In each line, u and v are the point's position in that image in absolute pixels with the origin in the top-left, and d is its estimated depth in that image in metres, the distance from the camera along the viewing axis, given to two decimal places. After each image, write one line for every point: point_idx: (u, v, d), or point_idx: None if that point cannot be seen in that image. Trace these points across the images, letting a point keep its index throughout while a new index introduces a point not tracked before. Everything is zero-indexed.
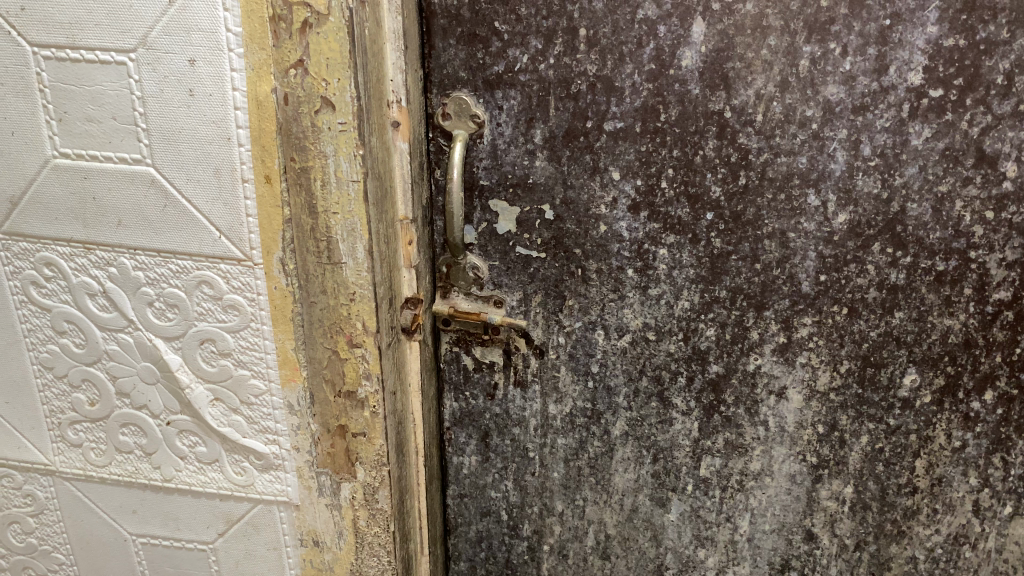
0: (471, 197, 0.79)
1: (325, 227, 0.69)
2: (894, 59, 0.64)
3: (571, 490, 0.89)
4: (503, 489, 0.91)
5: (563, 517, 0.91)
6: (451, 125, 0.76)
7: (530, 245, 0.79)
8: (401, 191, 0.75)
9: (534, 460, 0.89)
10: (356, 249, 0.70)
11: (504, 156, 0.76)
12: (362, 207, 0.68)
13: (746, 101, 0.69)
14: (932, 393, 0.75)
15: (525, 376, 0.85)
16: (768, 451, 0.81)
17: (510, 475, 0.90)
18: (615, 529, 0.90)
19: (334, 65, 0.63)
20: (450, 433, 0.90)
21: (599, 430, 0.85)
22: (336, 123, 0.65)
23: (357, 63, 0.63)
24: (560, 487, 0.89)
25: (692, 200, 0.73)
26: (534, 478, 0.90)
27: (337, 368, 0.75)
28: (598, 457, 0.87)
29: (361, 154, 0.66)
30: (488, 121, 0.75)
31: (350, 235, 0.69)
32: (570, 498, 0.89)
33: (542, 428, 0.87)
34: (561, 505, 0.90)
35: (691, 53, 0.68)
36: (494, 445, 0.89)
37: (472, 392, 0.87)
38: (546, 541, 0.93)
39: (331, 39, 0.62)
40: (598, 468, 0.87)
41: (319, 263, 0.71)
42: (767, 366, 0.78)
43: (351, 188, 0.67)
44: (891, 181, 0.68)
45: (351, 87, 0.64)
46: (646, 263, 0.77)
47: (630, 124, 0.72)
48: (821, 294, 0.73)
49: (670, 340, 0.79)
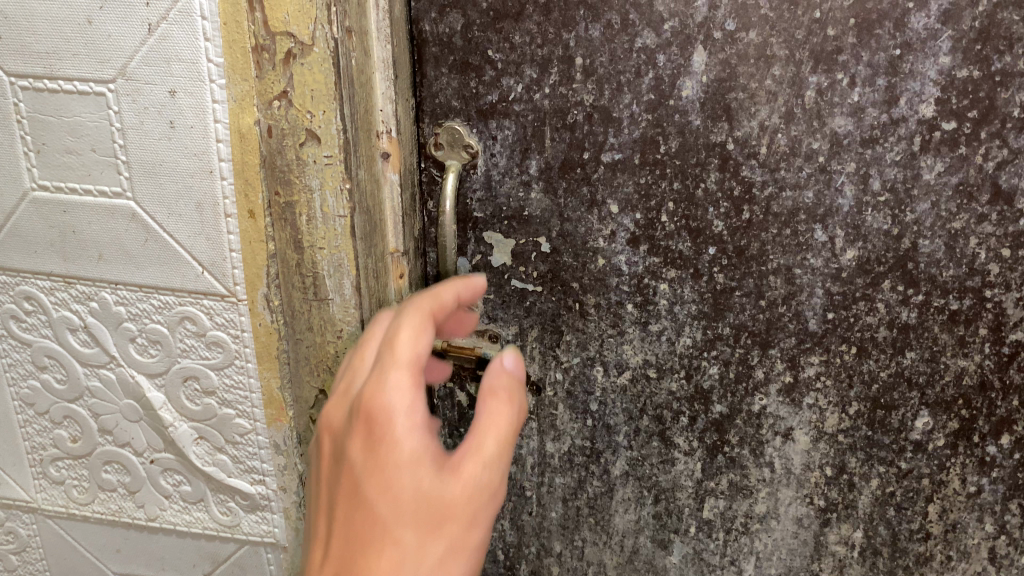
0: (465, 228, 0.76)
1: (311, 263, 0.66)
2: (904, 91, 0.61)
3: (570, 531, 0.86)
4: (499, 528, 0.88)
5: (561, 558, 0.88)
6: (443, 155, 0.73)
7: (525, 278, 0.76)
8: (391, 224, 0.73)
9: (531, 499, 0.86)
10: (343, 286, 0.67)
11: (498, 188, 0.73)
12: (349, 242, 0.65)
13: (750, 132, 0.66)
14: (946, 436, 0.71)
15: None
16: (774, 493, 0.78)
17: (507, 514, 0.87)
18: (615, 570, 0.87)
19: (319, 97, 0.60)
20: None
21: (598, 469, 0.82)
22: (321, 156, 0.62)
23: (343, 94, 0.61)
24: (558, 527, 0.87)
25: (693, 234, 0.70)
26: (532, 518, 0.87)
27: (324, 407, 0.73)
28: (597, 497, 0.84)
29: (347, 188, 0.63)
30: (482, 152, 0.72)
31: (337, 271, 0.66)
32: (568, 539, 0.87)
33: (539, 467, 0.84)
34: (559, 546, 0.87)
35: (692, 83, 0.65)
36: None
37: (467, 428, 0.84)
38: None
39: (315, 70, 0.60)
40: (598, 509, 0.84)
41: (305, 300, 0.68)
42: (772, 407, 0.75)
43: (338, 224, 0.65)
44: (901, 217, 0.65)
45: (337, 120, 0.61)
46: (646, 298, 0.74)
47: (628, 156, 0.69)
48: (829, 333, 0.70)
49: (671, 378, 0.76)
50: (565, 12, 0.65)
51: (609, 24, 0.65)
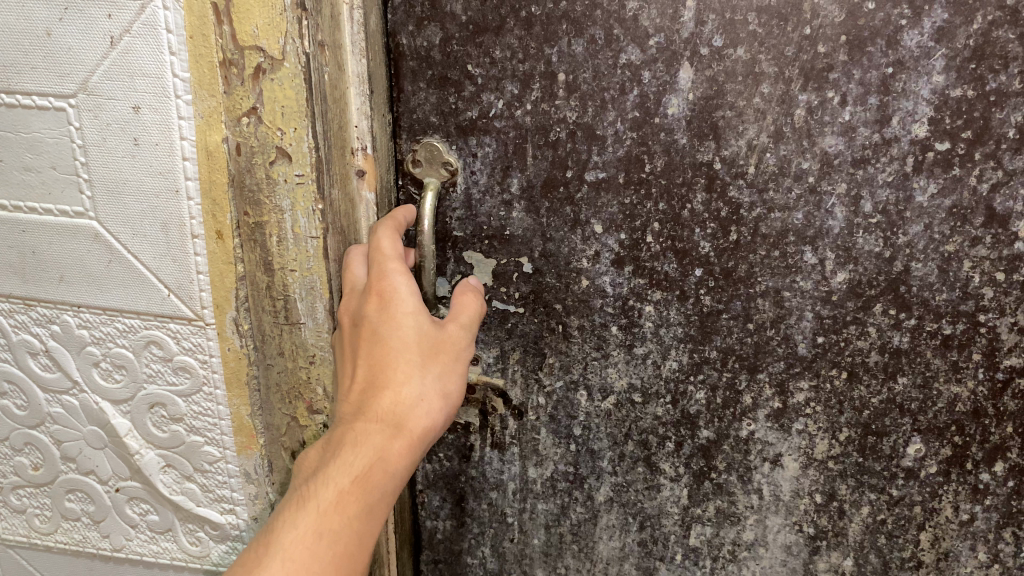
0: (444, 248, 0.73)
1: (282, 285, 0.64)
2: (897, 110, 0.60)
3: (553, 558, 0.84)
4: (479, 555, 0.86)
5: None
6: (421, 172, 0.70)
7: (506, 299, 0.73)
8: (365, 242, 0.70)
9: (512, 525, 0.83)
10: (316, 308, 0.65)
11: (479, 207, 0.71)
12: (322, 264, 0.63)
13: (737, 151, 0.64)
14: (938, 463, 0.69)
15: (503, 438, 0.80)
16: (762, 520, 0.76)
17: (488, 541, 0.85)
18: None
19: (290, 114, 0.58)
20: (423, 496, 0.84)
21: (582, 495, 0.80)
22: (293, 174, 0.60)
23: (316, 111, 0.58)
24: (540, 554, 0.84)
25: (679, 255, 0.68)
26: (513, 545, 0.84)
27: (296, 435, 0.71)
28: (580, 524, 0.81)
29: (320, 209, 0.61)
30: (461, 169, 0.70)
31: (309, 293, 0.65)
32: (551, 566, 0.84)
33: (521, 493, 0.82)
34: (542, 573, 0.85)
35: (678, 101, 0.63)
36: (470, 509, 0.84)
37: (447, 453, 0.82)
38: None
39: (287, 86, 0.57)
40: (581, 536, 0.82)
41: (276, 323, 0.66)
42: (761, 432, 0.72)
43: (310, 245, 0.63)
44: (893, 240, 0.63)
45: (310, 138, 0.59)
46: (631, 321, 0.72)
47: (612, 174, 0.67)
48: (819, 357, 0.68)
49: (657, 403, 0.74)
50: (547, 26, 0.63)
51: (593, 39, 0.63)
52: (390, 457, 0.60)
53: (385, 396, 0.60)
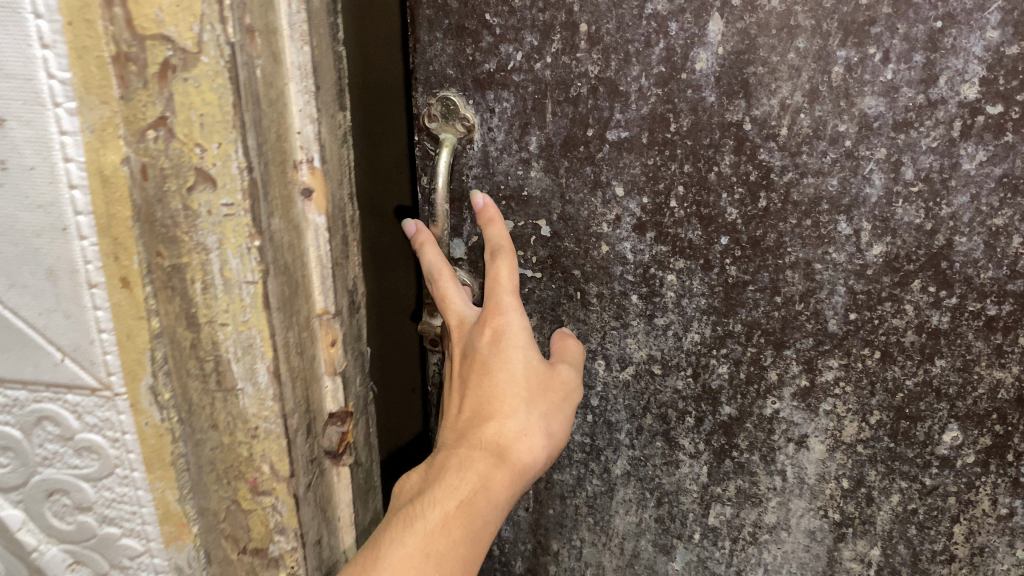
0: (461, 208, 0.70)
1: (213, 342, 0.60)
2: (944, 69, 0.55)
3: (568, 530, 0.82)
4: None
5: (559, 557, 0.83)
6: (437, 128, 0.67)
7: (524, 263, 0.71)
8: (316, 283, 0.66)
9: (528, 495, 0.81)
10: (257, 368, 0.61)
11: (497, 165, 0.68)
12: (261, 314, 0.59)
13: (769, 111, 0.59)
14: (977, 453, 0.65)
15: None
16: (785, 503, 0.72)
17: None
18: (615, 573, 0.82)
19: (212, 125, 0.52)
20: None
21: (598, 467, 0.78)
22: (220, 202, 0.55)
23: (244, 121, 0.53)
24: (556, 525, 0.82)
25: (704, 222, 0.64)
26: (528, 514, 0.82)
27: (239, 521, 0.68)
28: (596, 497, 0.79)
29: (255, 245, 0.56)
30: (478, 126, 0.67)
31: (247, 350, 0.60)
32: (565, 538, 0.82)
33: None
34: (557, 545, 0.83)
35: (706, 55, 0.59)
36: None
37: None
38: None
39: (204, 87, 0.51)
40: (597, 509, 0.80)
41: (207, 391, 0.62)
42: (786, 411, 0.69)
43: (246, 292, 0.58)
44: (936, 211, 0.58)
45: (236, 153, 0.53)
46: (652, 289, 0.68)
47: (635, 134, 0.63)
48: (850, 334, 0.64)
49: (677, 376, 0.71)
50: None
51: None
52: (491, 488, 0.61)
53: (490, 428, 0.63)
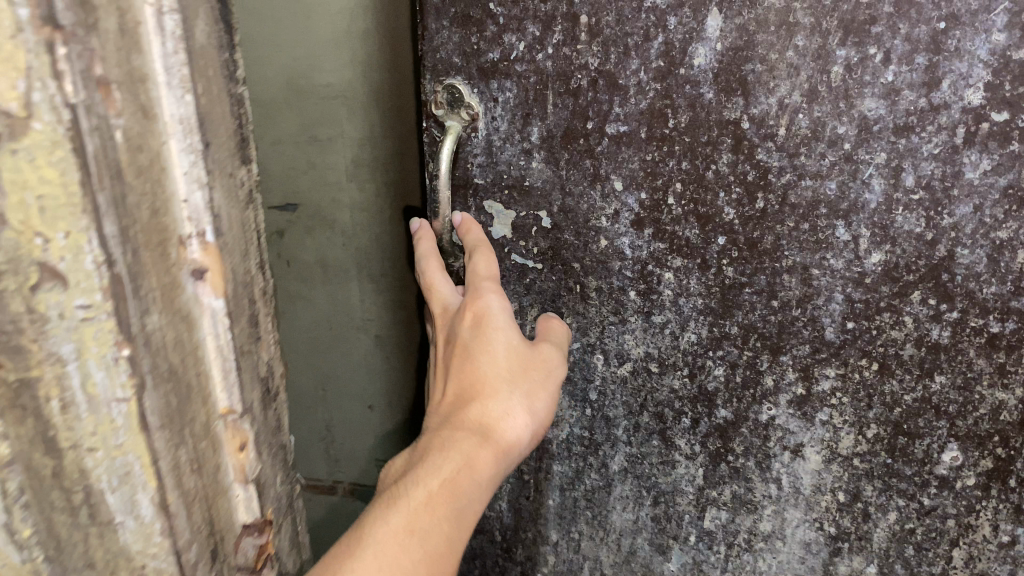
0: (465, 196, 0.70)
1: (58, 470, 0.40)
2: (947, 72, 0.52)
3: (567, 521, 0.82)
4: (497, 508, 0.84)
5: (558, 548, 0.84)
6: (442, 116, 0.68)
7: (526, 254, 0.71)
8: (219, 379, 0.49)
9: (528, 484, 0.81)
10: (139, 510, 0.44)
11: (500, 154, 0.68)
12: (141, 444, 0.42)
13: (767, 110, 0.58)
14: (977, 476, 0.62)
15: None
16: (780, 512, 0.71)
17: (506, 495, 0.83)
18: (611, 569, 0.82)
19: (54, 210, 0.36)
20: None
21: (596, 462, 0.77)
22: (73, 301, 0.38)
23: (99, 203, 0.37)
24: (555, 516, 0.82)
25: (701, 220, 0.63)
26: (529, 503, 0.83)
27: None
28: (594, 491, 0.79)
29: (127, 359, 0.40)
30: (483, 115, 0.67)
31: (126, 479, 0.42)
32: (564, 529, 0.82)
33: (537, 452, 0.79)
34: (555, 536, 0.83)
35: (705, 50, 0.58)
36: None
37: None
38: (540, 569, 0.86)
39: (40, 161, 0.35)
40: (595, 503, 0.79)
41: (77, 527, 0.41)
42: (782, 418, 0.67)
43: (120, 415, 0.41)
44: (937, 220, 0.56)
45: (92, 244, 0.37)
46: (650, 286, 0.67)
47: (634, 128, 0.62)
48: (847, 344, 0.62)
49: (674, 375, 0.70)
50: None
51: None
52: (477, 465, 0.55)
53: (474, 407, 0.59)
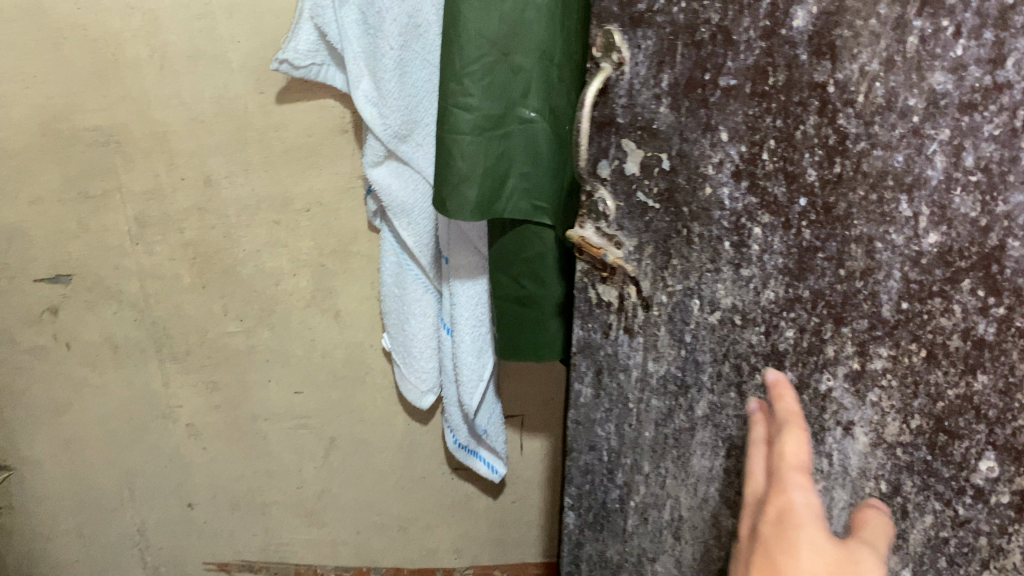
0: (606, 132, 0.74)
1: None
2: (1013, 49, 0.54)
3: (659, 457, 0.88)
4: (606, 431, 0.91)
5: (648, 480, 0.90)
6: (598, 58, 0.71)
7: (648, 193, 0.75)
8: None
9: (632, 414, 0.87)
10: None
11: (638, 97, 0.71)
12: None
13: (850, 76, 0.61)
14: (1012, 493, 0.65)
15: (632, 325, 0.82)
16: (828, 490, 0.73)
17: (614, 420, 0.90)
18: (689, 513, 0.89)
19: None
20: (574, 359, 0.90)
21: (685, 404, 0.82)
22: None
23: None
24: (649, 449, 0.88)
25: (789, 179, 0.66)
26: (632, 432, 0.89)
27: None
28: (680, 434, 0.84)
29: None
30: (628, 61, 0.70)
31: None
32: (656, 464, 0.88)
33: (641, 384, 0.85)
34: (648, 469, 0.90)
35: (803, 13, 0.61)
36: (605, 384, 0.88)
37: (590, 326, 0.85)
38: (633, 499, 0.93)
39: None
40: (681, 444, 0.85)
41: None
42: (838, 391, 0.70)
43: None
44: (992, 206, 0.59)
45: None
46: (741, 239, 0.71)
47: (740, 83, 0.66)
48: (901, 325, 0.65)
49: (753, 330, 0.74)
50: None
51: None
52: None
53: None
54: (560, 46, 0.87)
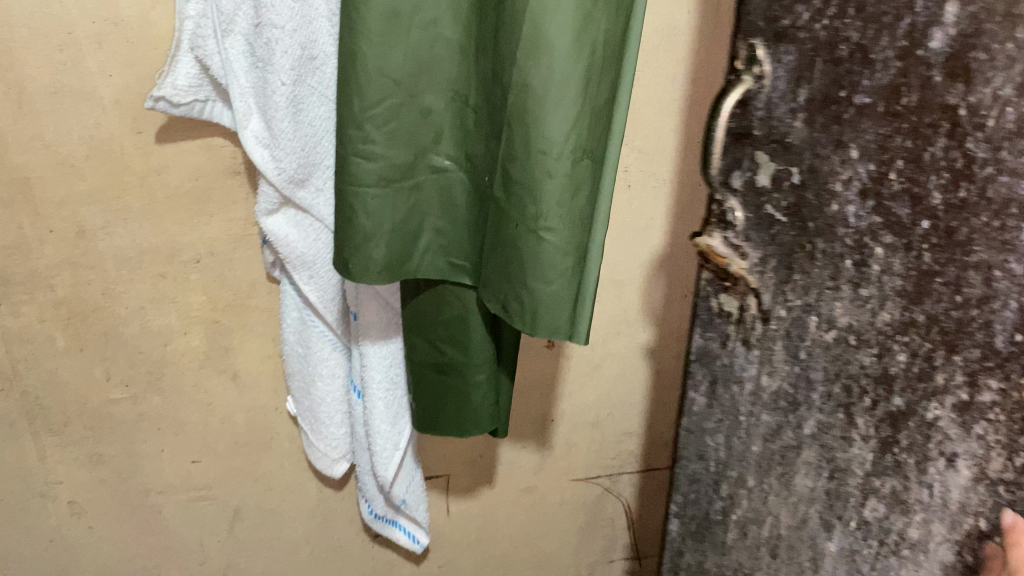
0: (744, 144, 0.78)
1: None
2: None
3: (763, 471, 0.90)
4: (718, 441, 0.95)
5: (751, 492, 0.93)
6: (741, 72, 0.76)
7: (774, 206, 0.78)
8: None
9: (743, 425, 0.91)
10: None
11: (776, 110, 0.75)
12: None
13: (984, 99, 0.62)
14: None
15: (752, 337, 0.86)
16: (927, 523, 0.76)
17: (727, 430, 0.94)
18: (785, 531, 0.90)
19: None
20: (692, 366, 0.96)
21: (791, 420, 0.85)
22: None
23: None
24: (756, 462, 0.91)
25: (915, 201, 0.68)
26: (742, 445, 0.92)
27: None
28: (788, 448, 0.86)
29: None
30: (770, 75, 0.74)
31: None
32: (759, 477, 0.91)
33: (755, 398, 0.88)
34: (751, 481, 0.92)
35: (944, 36, 0.63)
36: (721, 393, 0.93)
37: (713, 334, 0.91)
38: (736, 509, 0.96)
39: None
40: (786, 461, 0.87)
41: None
42: (943, 422, 0.72)
43: None
44: None
45: None
46: (864, 259, 0.73)
47: (877, 101, 0.68)
48: (1014, 358, 0.66)
49: (867, 352, 0.76)
50: None
51: None
52: None
53: None
54: (553, 191, 1.11)
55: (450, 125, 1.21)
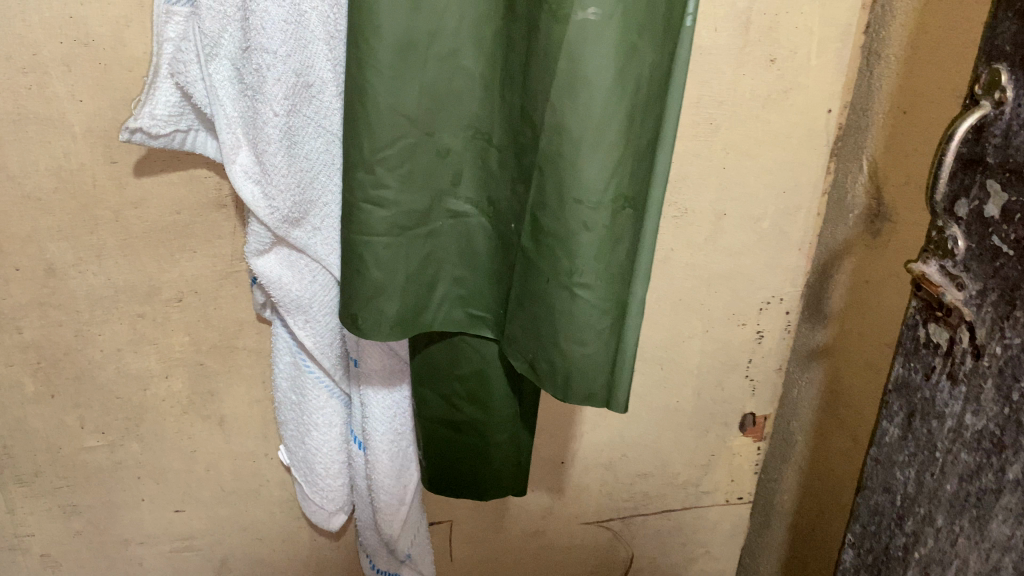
0: (976, 172, 1.24)
1: None
2: None
3: (975, 475, 1.37)
4: (904, 476, 1.53)
5: (940, 524, 1.46)
6: (982, 89, 1.21)
7: (998, 223, 1.22)
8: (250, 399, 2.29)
9: (943, 426, 1.42)
10: None
11: (1015, 132, 1.17)
12: None
13: None
14: None
15: (977, 339, 1.31)
16: None
17: (922, 431, 1.47)
18: (976, 559, 1.40)
19: None
20: (889, 398, 1.54)
21: (1005, 378, 1.28)
22: None
23: None
24: (959, 471, 1.39)
25: None
26: (939, 460, 1.44)
27: None
28: (994, 452, 1.32)
29: None
30: (1008, 90, 1.16)
31: None
32: (958, 483, 1.40)
33: (970, 381, 1.34)
34: (948, 488, 1.42)
35: None
36: (914, 425, 1.49)
37: (915, 379, 1.47)
38: (922, 543, 1.52)
39: None
40: (998, 465, 1.32)
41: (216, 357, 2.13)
42: None
43: None
44: None
45: None
46: None
47: None
48: None
49: None
50: None
51: None
52: None
53: None
54: (590, 245, 1.65)
55: (459, 167, 1.83)
